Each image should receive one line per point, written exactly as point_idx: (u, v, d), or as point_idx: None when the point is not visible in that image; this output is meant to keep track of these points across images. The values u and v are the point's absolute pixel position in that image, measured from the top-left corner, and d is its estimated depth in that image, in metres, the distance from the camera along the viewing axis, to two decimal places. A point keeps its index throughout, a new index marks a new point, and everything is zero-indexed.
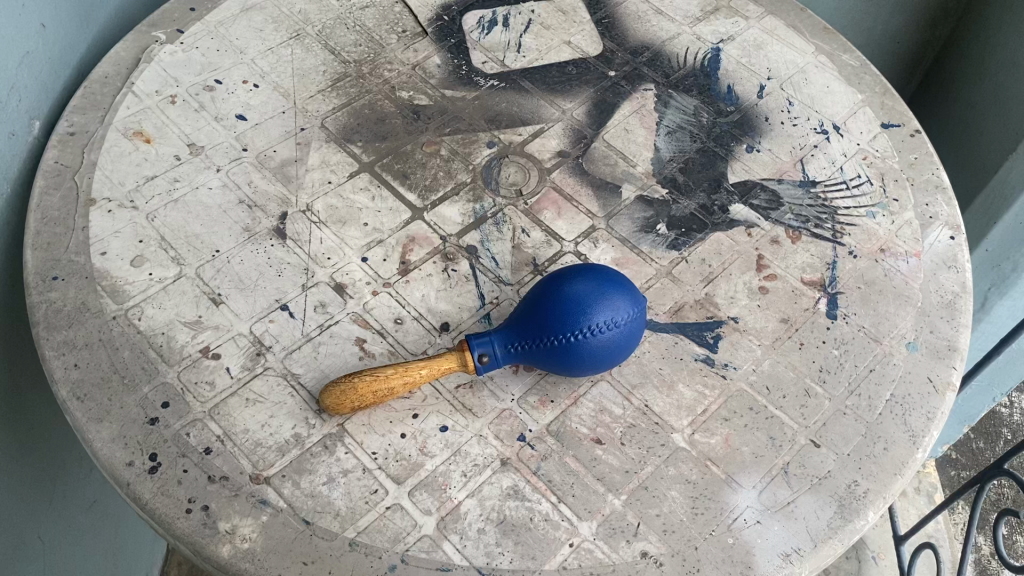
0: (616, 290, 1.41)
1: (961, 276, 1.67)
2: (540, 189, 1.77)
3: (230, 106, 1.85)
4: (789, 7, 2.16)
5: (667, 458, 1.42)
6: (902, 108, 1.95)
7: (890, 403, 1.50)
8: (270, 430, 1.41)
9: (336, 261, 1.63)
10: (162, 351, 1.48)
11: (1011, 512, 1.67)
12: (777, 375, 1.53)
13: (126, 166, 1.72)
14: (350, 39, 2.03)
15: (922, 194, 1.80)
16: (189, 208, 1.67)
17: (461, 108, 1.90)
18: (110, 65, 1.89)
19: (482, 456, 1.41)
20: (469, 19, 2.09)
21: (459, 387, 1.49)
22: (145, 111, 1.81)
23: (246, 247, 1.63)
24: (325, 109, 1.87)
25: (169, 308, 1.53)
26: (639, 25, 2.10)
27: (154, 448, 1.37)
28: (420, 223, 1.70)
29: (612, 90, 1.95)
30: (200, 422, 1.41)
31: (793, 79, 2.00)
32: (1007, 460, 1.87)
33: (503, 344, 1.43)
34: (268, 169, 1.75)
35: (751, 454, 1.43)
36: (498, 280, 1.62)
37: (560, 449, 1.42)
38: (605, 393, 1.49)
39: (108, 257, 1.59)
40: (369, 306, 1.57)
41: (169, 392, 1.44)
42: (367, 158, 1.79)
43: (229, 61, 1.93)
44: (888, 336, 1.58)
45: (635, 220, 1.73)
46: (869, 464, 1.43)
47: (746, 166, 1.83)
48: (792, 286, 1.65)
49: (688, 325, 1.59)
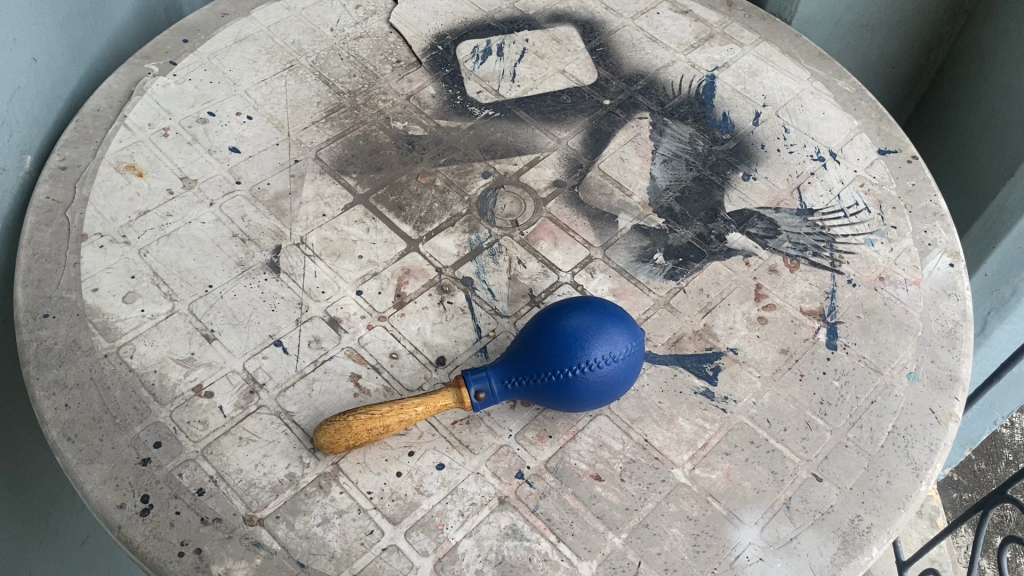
0: (614, 323, 1.40)
1: (962, 304, 1.66)
2: (536, 219, 1.76)
3: (223, 138, 1.83)
4: (783, 33, 2.16)
5: (668, 495, 1.40)
6: (898, 134, 1.94)
7: (892, 435, 1.49)
8: (263, 470, 1.39)
9: (331, 294, 1.61)
10: (154, 389, 1.46)
11: (1014, 537, 1.62)
12: (777, 408, 1.51)
13: (119, 201, 1.70)
14: (344, 70, 2.02)
15: (920, 221, 1.79)
16: (182, 242, 1.66)
17: (456, 138, 1.89)
18: (102, 98, 1.88)
19: (480, 495, 1.38)
20: (463, 48, 2.08)
21: (455, 423, 1.47)
22: (137, 144, 1.80)
23: (239, 281, 1.61)
24: (320, 140, 1.86)
25: (161, 345, 1.52)
26: (633, 53, 2.10)
27: (146, 490, 1.35)
28: (415, 255, 1.68)
29: (608, 119, 1.95)
30: (193, 462, 1.39)
31: (789, 105, 1.99)
32: (1011, 485, 1.83)
33: (500, 379, 1.41)
34: (262, 202, 1.74)
35: (752, 489, 1.41)
36: (494, 312, 1.60)
37: (558, 486, 1.40)
38: (604, 428, 1.48)
39: (99, 293, 1.57)
40: (364, 340, 1.55)
41: (161, 432, 1.42)
42: (362, 190, 1.78)
43: (223, 93, 1.92)
44: (889, 366, 1.57)
45: (633, 250, 1.72)
46: (872, 498, 1.41)
47: (743, 195, 1.82)
48: (791, 315, 1.63)
49: (686, 356, 1.57)
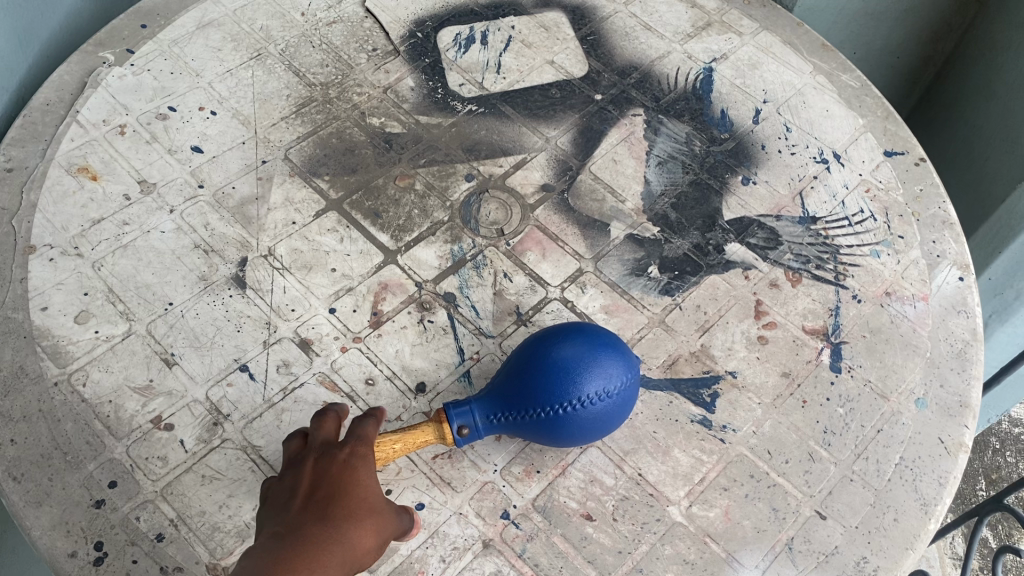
0: (609, 354, 1.29)
1: (972, 322, 1.58)
2: (523, 228, 1.64)
3: (185, 136, 1.70)
4: (785, 21, 2.03)
5: (663, 536, 1.32)
6: (906, 134, 1.84)
7: (899, 467, 1.41)
8: (228, 512, 1.28)
9: (301, 313, 1.49)
10: (109, 422, 1.35)
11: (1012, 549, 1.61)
12: (778, 438, 1.43)
13: (70, 208, 1.57)
14: (316, 59, 1.88)
15: (928, 230, 1.69)
16: (140, 254, 1.53)
17: (437, 136, 1.77)
18: (52, 90, 1.73)
19: (463, 538, 1.29)
20: (444, 35, 1.94)
21: (436, 457, 1.37)
22: (91, 143, 1.66)
23: (202, 298, 1.49)
24: (289, 138, 1.73)
25: (117, 371, 1.40)
26: (626, 43, 1.97)
27: (100, 536, 1.24)
28: (392, 268, 1.56)
29: (599, 116, 1.82)
30: (152, 504, 1.28)
31: (790, 101, 1.87)
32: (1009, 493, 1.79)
33: (484, 414, 1.30)
34: (226, 209, 1.60)
35: (752, 529, 1.33)
36: (478, 332, 1.50)
37: (547, 527, 1.31)
38: (595, 461, 1.38)
39: (49, 313, 1.45)
40: (338, 364, 1.44)
41: (117, 470, 1.31)
42: (336, 194, 1.66)
43: (184, 86, 1.78)
44: (895, 391, 1.49)
45: (625, 262, 1.61)
46: (879, 538, 1.33)
47: (742, 201, 1.71)
48: (793, 335, 1.54)
49: (682, 381, 1.48)
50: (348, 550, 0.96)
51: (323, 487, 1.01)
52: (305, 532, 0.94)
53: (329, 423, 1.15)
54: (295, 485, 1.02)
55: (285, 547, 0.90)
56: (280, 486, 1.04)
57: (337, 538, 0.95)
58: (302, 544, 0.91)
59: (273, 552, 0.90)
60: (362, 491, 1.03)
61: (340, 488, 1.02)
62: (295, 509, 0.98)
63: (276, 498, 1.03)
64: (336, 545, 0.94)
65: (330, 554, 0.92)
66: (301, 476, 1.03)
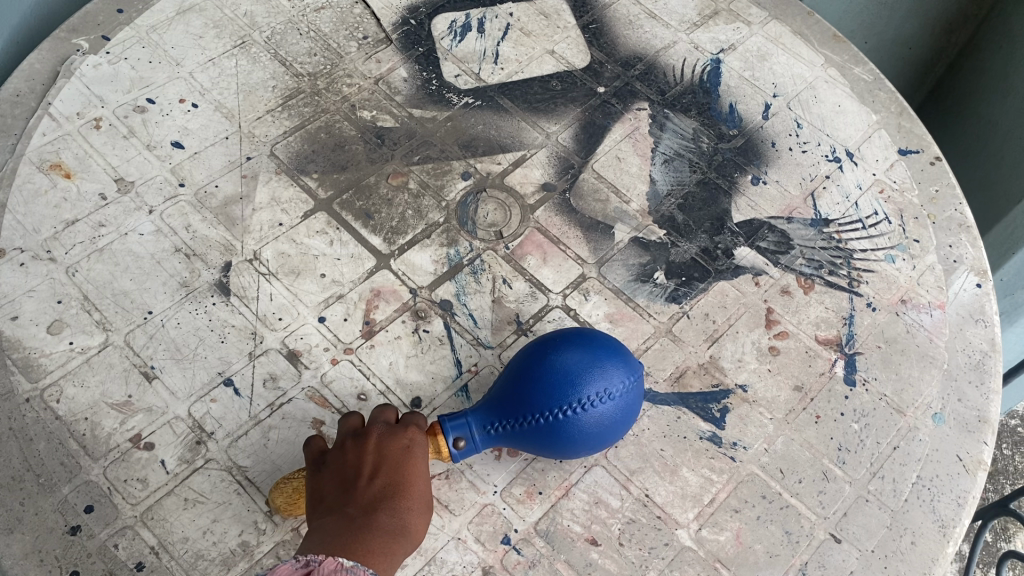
0: (610, 357, 1.21)
1: (990, 331, 1.51)
2: (523, 230, 1.56)
3: (165, 130, 1.60)
4: (795, 10, 1.94)
5: (671, 562, 1.25)
6: (921, 131, 1.76)
7: (916, 487, 1.35)
8: (213, 538, 1.21)
9: (289, 322, 1.41)
10: (85, 441, 1.27)
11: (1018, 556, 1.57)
12: (791, 455, 1.36)
13: (42, 209, 1.48)
14: (303, 47, 1.78)
15: (944, 234, 1.62)
16: (117, 259, 1.44)
17: (431, 131, 1.68)
18: (22, 80, 1.63)
19: (461, 565, 1.23)
20: (439, 23, 1.85)
21: (433, 477, 1.30)
22: (64, 138, 1.56)
23: (183, 307, 1.40)
24: (275, 133, 1.63)
25: (93, 386, 1.32)
26: (629, 32, 1.88)
27: (75, 565, 1.16)
28: (386, 273, 1.48)
29: (602, 110, 1.74)
30: (131, 531, 1.20)
31: (801, 96, 1.79)
32: (1014, 499, 1.73)
33: (481, 425, 1.22)
34: (209, 209, 1.52)
35: (765, 553, 1.27)
36: (476, 343, 1.42)
37: (550, 553, 1.24)
38: (600, 482, 1.32)
39: (20, 323, 1.36)
40: (328, 378, 1.36)
41: (94, 493, 1.23)
42: (325, 194, 1.57)
43: (164, 76, 1.68)
44: (911, 406, 1.42)
45: (630, 267, 1.54)
46: (896, 563, 1.28)
47: (752, 202, 1.63)
48: (805, 346, 1.47)
49: (691, 395, 1.41)
50: (411, 539, 1.01)
51: (389, 469, 1.06)
52: (375, 515, 0.99)
53: (387, 410, 1.19)
54: (360, 465, 1.06)
55: (358, 532, 0.96)
56: (342, 462, 1.08)
57: (403, 527, 1.00)
58: (377, 529, 0.97)
59: (348, 532, 0.95)
60: (422, 479, 1.08)
61: (404, 475, 1.06)
62: (364, 491, 1.03)
63: (339, 472, 1.07)
64: (404, 533, 1.00)
65: (398, 543, 0.98)
66: (365, 456, 1.07)
